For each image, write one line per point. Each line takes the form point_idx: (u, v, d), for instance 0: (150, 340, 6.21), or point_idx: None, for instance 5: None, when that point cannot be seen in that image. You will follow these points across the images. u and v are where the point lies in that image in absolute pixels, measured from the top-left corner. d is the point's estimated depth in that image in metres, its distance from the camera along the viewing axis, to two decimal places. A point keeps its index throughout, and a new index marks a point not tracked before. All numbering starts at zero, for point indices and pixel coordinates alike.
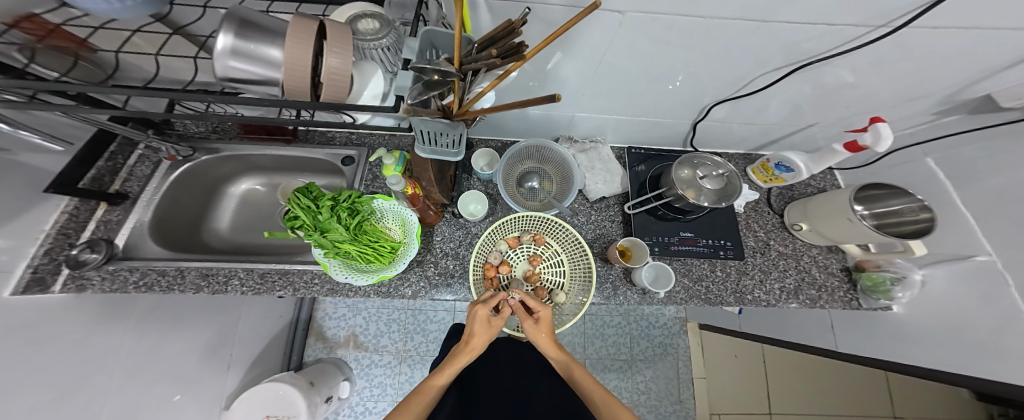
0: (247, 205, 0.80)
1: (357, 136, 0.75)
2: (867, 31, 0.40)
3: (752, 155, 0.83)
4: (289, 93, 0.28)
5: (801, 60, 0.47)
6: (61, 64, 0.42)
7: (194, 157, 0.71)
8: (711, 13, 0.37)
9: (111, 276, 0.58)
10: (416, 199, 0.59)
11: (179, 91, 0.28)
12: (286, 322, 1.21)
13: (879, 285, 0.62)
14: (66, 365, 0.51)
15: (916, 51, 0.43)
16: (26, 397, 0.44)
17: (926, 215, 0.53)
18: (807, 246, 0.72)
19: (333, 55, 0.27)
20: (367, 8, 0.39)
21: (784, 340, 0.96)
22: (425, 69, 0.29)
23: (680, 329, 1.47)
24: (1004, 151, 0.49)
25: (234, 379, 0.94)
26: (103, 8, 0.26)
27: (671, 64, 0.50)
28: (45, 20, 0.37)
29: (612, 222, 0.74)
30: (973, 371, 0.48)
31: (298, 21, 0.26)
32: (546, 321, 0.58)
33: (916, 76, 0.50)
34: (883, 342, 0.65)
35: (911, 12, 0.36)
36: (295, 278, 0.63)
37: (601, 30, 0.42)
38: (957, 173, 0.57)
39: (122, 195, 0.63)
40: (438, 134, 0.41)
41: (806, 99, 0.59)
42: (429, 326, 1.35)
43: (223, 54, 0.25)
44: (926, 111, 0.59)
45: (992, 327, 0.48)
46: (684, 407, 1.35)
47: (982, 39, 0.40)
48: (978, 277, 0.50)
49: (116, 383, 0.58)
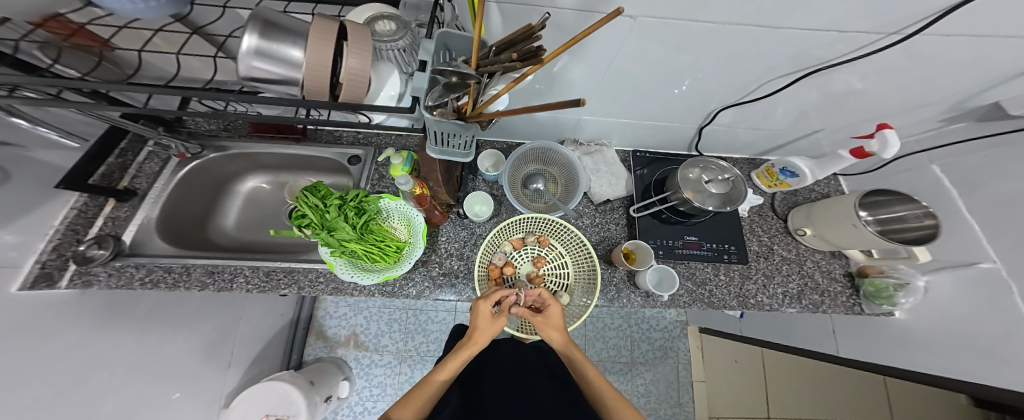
0: (252, 203, 0.80)
1: (365, 135, 0.75)
2: (878, 38, 0.40)
3: (756, 160, 0.84)
4: (309, 92, 0.28)
5: (811, 66, 0.47)
6: (84, 64, 0.43)
7: (202, 155, 0.71)
8: (724, 19, 0.38)
9: (117, 273, 0.58)
10: (424, 199, 0.58)
11: (200, 89, 0.28)
12: (287, 321, 1.20)
13: (882, 291, 0.62)
14: (68, 362, 0.50)
15: (926, 58, 0.44)
16: (28, 392, 0.43)
17: (930, 221, 0.53)
18: (810, 251, 0.73)
19: (353, 55, 0.28)
20: (383, 9, 0.39)
21: (785, 344, 0.96)
22: (445, 72, 0.30)
23: (680, 332, 1.47)
24: (1011, 159, 0.50)
25: (233, 377, 0.93)
26: (128, 8, 0.27)
27: (682, 68, 0.50)
28: (69, 19, 0.37)
29: (617, 224, 0.74)
30: (978, 379, 0.48)
31: (321, 23, 0.27)
32: (556, 315, 0.59)
33: (924, 84, 0.50)
34: (885, 348, 0.65)
35: (921, 20, 0.36)
36: (300, 277, 0.63)
37: (613, 35, 0.43)
38: (962, 180, 0.57)
39: (131, 192, 0.63)
40: (450, 135, 0.41)
41: (813, 105, 0.59)
42: (430, 326, 1.35)
43: (247, 54, 0.25)
44: (933, 118, 0.60)
45: (994, 335, 0.48)
46: (683, 410, 1.35)
47: (992, 47, 0.40)
48: (982, 283, 0.51)
49: (117, 381, 0.58)
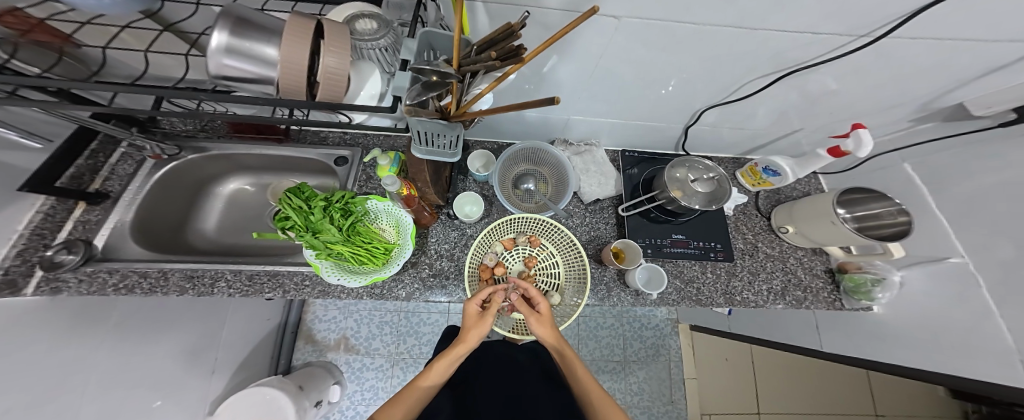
0: (235, 205, 0.78)
1: (351, 136, 0.74)
2: (850, 40, 0.41)
3: (740, 159, 0.85)
4: (285, 92, 0.28)
5: (789, 67, 0.49)
6: (43, 60, 0.40)
7: (180, 156, 0.68)
8: (705, 20, 0.38)
9: (89, 278, 0.55)
10: (411, 200, 0.57)
11: (171, 88, 0.28)
12: (275, 325, 1.18)
13: (860, 287, 0.64)
14: (40, 371, 0.48)
15: (894, 60, 0.45)
16: (4, 399, 0.42)
17: (905, 218, 0.55)
18: (793, 248, 0.74)
19: (331, 54, 0.27)
20: (365, 8, 0.39)
21: (772, 340, 0.98)
22: (424, 70, 0.29)
23: (671, 330, 1.49)
24: (985, 158, 0.51)
25: (218, 383, 0.90)
26: (86, 5, 0.26)
27: (664, 69, 0.51)
28: (27, 13, 0.35)
29: (606, 224, 0.75)
30: (957, 371, 0.50)
31: (295, 20, 0.26)
32: (546, 314, 0.59)
33: (894, 85, 0.52)
34: (864, 341, 0.67)
35: (891, 22, 0.38)
36: (285, 280, 0.61)
37: (596, 34, 0.43)
38: (933, 178, 0.60)
39: (103, 194, 0.61)
40: (435, 135, 0.41)
41: (792, 106, 0.61)
42: (423, 328, 1.34)
43: (217, 51, 0.24)
44: (905, 118, 0.62)
45: (965, 327, 0.51)
46: (676, 407, 1.37)
47: (955, 51, 0.42)
48: (954, 279, 0.53)
49: (93, 388, 0.56)
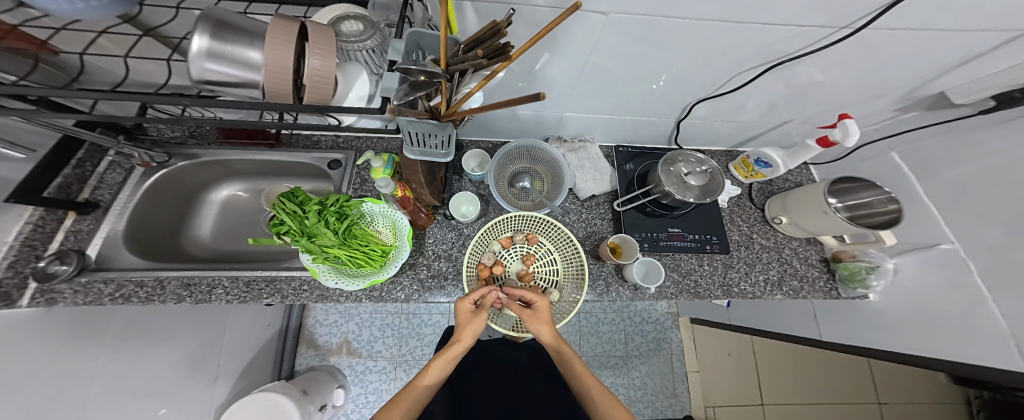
0: (229, 211, 0.78)
1: (344, 139, 0.74)
2: (832, 32, 0.42)
3: (733, 151, 0.86)
4: (271, 95, 0.28)
5: (774, 59, 0.49)
6: (19, 67, 0.39)
7: (170, 163, 0.68)
8: (689, 15, 0.39)
9: (84, 289, 0.54)
10: (406, 202, 0.57)
11: (156, 94, 0.28)
12: (275, 331, 1.17)
13: (855, 275, 0.64)
14: (35, 383, 0.48)
15: (876, 51, 0.46)
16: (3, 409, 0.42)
17: (893, 206, 0.56)
18: (788, 239, 0.75)
19: (316, 55, 0.27)
20: (350, 10, 0.40)
21: (771, 331, 0.99)
22: (410, 70, 0.28)
23: (671, 324, 1.50)
24: (972, 144, 0.52)
25: (223, 390, 0.91)
26: (60, 10, 0.25)
27: (652, 65, 0.51)
28: None
29: (602, 219, 0.75)
30: (954, 356, 0.51)
31: (277, 22, 0.26)
32: (545, 309, 0.59)
33: (879, 75, 0.53)
34: (859, 329, 0.69)
35: (869, 14, 0.38)
36: (283, 285, 0.61)
37: (582, 31, 0.43)
38: (920, 166, 0.61)
39: (93, 203, 0.60)
40: (426, 135, 0.41)
41: (780, 98, 0.61)
42: (424, 330, 1.34)
43: (199, 55, 0.24)
44: (890, 108, 0.63)
45: (961, 312, 0.51)
46: (680, 401, 1.39)
47: (934, 41, 0.43)
48: (946, 264, 0.54)
49: (95, 397, 0.56)
